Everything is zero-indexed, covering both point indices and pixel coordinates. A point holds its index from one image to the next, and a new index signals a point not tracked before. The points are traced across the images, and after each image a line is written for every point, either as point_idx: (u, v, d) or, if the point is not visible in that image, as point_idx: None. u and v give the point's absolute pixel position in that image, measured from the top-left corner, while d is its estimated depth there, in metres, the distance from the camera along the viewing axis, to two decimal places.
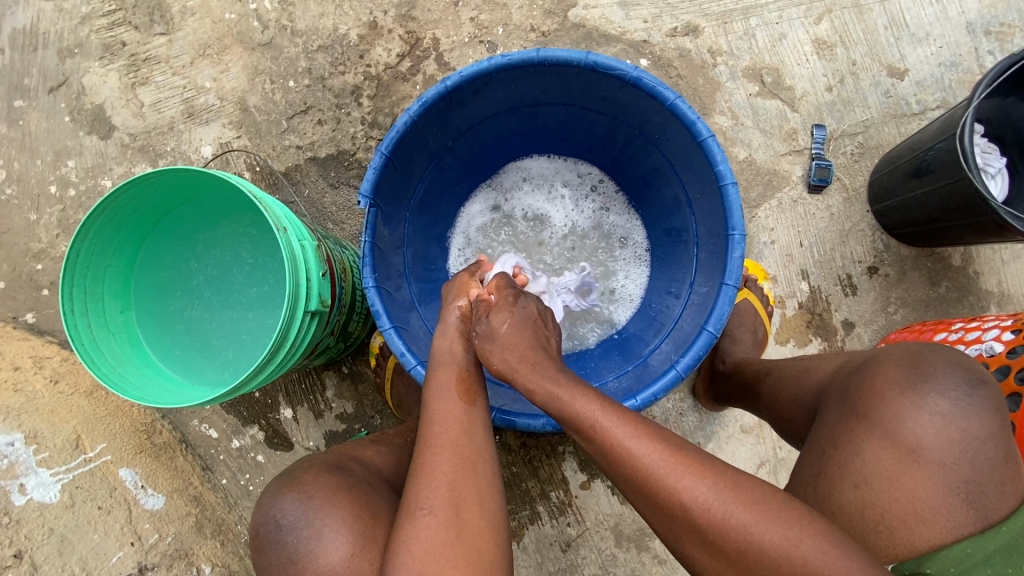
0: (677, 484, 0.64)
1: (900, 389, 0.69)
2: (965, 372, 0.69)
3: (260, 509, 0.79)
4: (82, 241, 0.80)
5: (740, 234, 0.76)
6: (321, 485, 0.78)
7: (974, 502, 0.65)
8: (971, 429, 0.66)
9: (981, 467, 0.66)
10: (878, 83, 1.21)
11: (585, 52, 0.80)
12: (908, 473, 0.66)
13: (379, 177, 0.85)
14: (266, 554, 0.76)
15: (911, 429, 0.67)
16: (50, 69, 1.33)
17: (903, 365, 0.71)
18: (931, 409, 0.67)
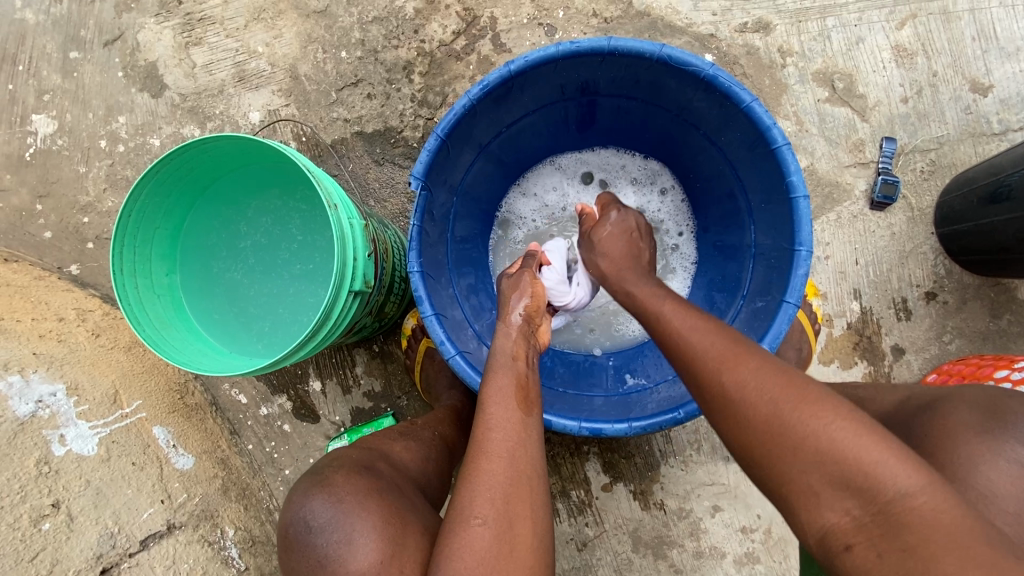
0: (724, 376, 0.63)
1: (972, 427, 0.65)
2: None
3: (290, 509, 0.77)
4: (137, 199, 0.80)
5: (808, 251, 0.72)
6: (351, 488, 0.76)
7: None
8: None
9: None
10: (959, 98, 1.14)
11: (660, 44, 0.76)
12: None
13: (432, 160, 0.83)
14: (296, 552, 0.75)
15: (986, 475, 0.62)
16: (106, 23, 1.33)
17: (977, 408, 0.67)
18: (1007, 456, 0.62)
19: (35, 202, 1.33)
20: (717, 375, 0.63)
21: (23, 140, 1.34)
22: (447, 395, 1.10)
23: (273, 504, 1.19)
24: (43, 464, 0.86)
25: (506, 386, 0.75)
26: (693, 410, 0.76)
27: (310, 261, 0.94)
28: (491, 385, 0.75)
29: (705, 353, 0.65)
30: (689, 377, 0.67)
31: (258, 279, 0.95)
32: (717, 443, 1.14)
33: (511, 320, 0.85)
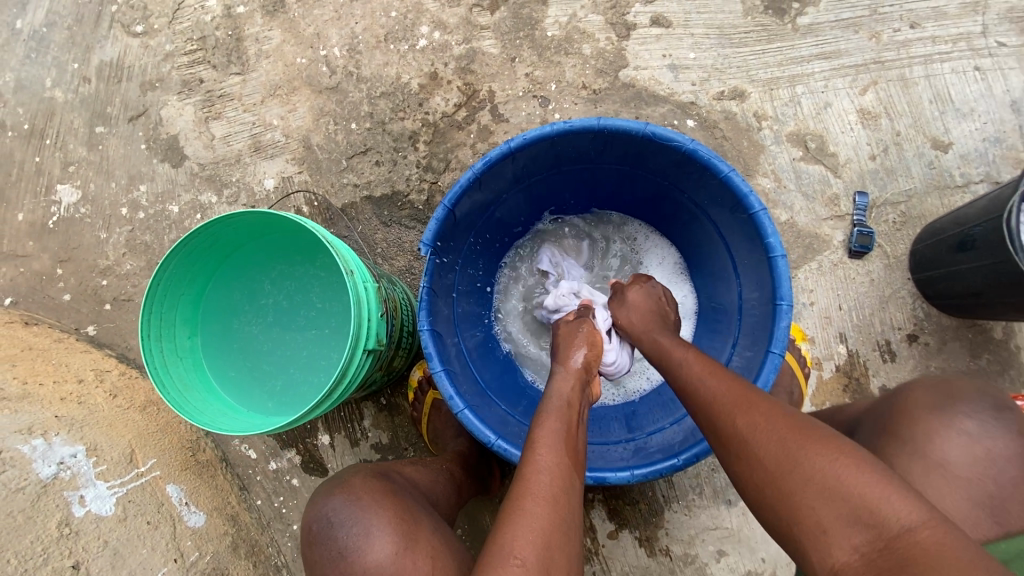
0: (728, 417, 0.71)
1: (929, 408, 0.80)
2: (992, 402, 0.79)
3: (313, 508, 0.86)
4: (165, 270, 0.86)
5: (788, 305, 0.80)
6: (367, 487, 0.85)
7: (996, 514, 0.72)
8: (994, 449, 0.75)
9: (1006, 485, 0.73)
10: (923, 154, 1.24)
11: (644, 123, 0.86)
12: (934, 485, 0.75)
13: (441, 227, 0.90)
14: (317, 549, 0.83)
15: (940, 447, 0.76)
16: (132, 100, 1.43)
17: (934, 390, 0.82)
18: (959, 429, 0.77)
19: (55, 266, 1.39)
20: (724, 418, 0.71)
21: (48, 209, 1.42)
22: (454, 444, 1.15)
23: (281, 559, 1.22)
24: (64, 526, 0.87)
25: (556, 432, 0.76)
26: (690, 456, 0.82)
27: (328, 324, 1.00)
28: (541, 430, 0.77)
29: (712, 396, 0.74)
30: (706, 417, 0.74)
31: (277, 342, 1.00)
32: (719, 487, 1.17)
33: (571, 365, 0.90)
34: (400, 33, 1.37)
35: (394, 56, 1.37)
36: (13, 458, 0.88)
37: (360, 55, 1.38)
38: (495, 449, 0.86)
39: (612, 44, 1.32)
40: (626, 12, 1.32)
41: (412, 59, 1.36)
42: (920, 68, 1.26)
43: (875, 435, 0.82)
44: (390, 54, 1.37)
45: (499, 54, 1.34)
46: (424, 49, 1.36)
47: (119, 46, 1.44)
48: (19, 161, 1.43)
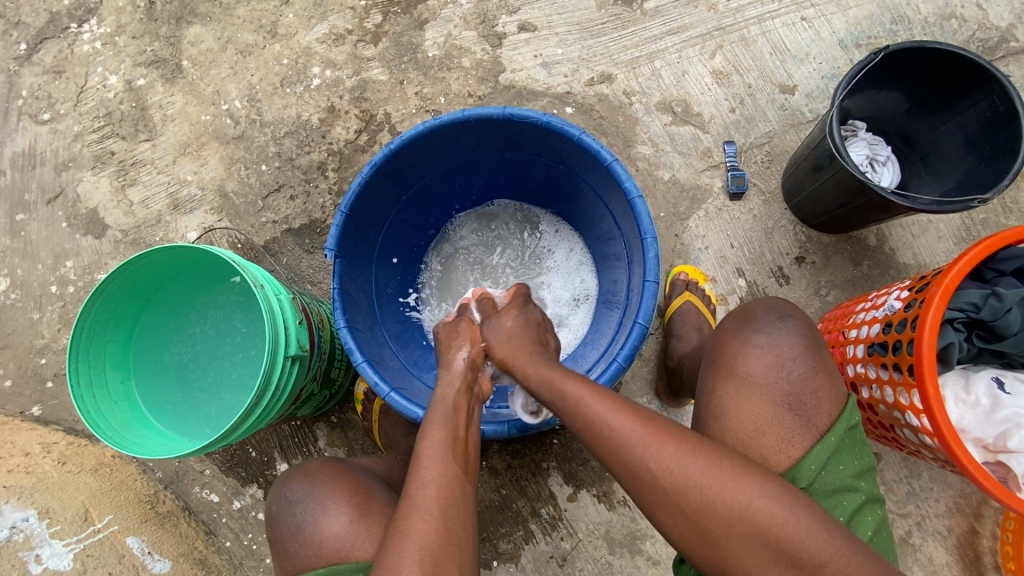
0: (647, 453, 0.73)
1: (734, 335, 0.84)
2: (777, 312, 0.83)
3: (274, 493, 0.89)
4: (86, 320, 0.91)
5: (651, 237, 0.90)
6: (326, 468, 0.90)
7: (797, 411, 0.77)
8: (783, 353, 0.80)
9: (797, 381, 0.78)
10: (774, 99, 1.39)
11: (501, 107, 0.96)
12: (745, 398, 0.79)
13: (342, 232, 0.98)
14: (276, 527, 0.85)
15: (743, 364, 0.80)
16: (47, 183, 1.48)
17: (736, 318, 0.86)
18: (754, 345, 0.81)
19: None
20: (642, 454, 0.73)
21: None
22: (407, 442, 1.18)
23: None
24: None
25: (442, 442, 0.80)
26: None
27: (256, 346, 1.07)
28: (427, 438, 0.81)
29: (627, 438, 0.74)
30: (613, 455, 0.75)
31: (211, 373, 1.06)
32: None
33: (453, 365, 0.93)
34: (294, 77, 1.48)
35: (292, 99, 1.47)
36: None
37: (260, 103, 1.47)
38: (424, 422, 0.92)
39: (488, 53, 1.45)
40: (494, 23, 1.46)
41: (309, 98, 1.47)
42: (756, 27, 1.43)
43: (704, 375, 0.85)
44: (287, 98, 1.47)
45: (388, 79, 1.46)
46: (318, 87, 1.47)
47: (28, 135, 1.50)
48: None
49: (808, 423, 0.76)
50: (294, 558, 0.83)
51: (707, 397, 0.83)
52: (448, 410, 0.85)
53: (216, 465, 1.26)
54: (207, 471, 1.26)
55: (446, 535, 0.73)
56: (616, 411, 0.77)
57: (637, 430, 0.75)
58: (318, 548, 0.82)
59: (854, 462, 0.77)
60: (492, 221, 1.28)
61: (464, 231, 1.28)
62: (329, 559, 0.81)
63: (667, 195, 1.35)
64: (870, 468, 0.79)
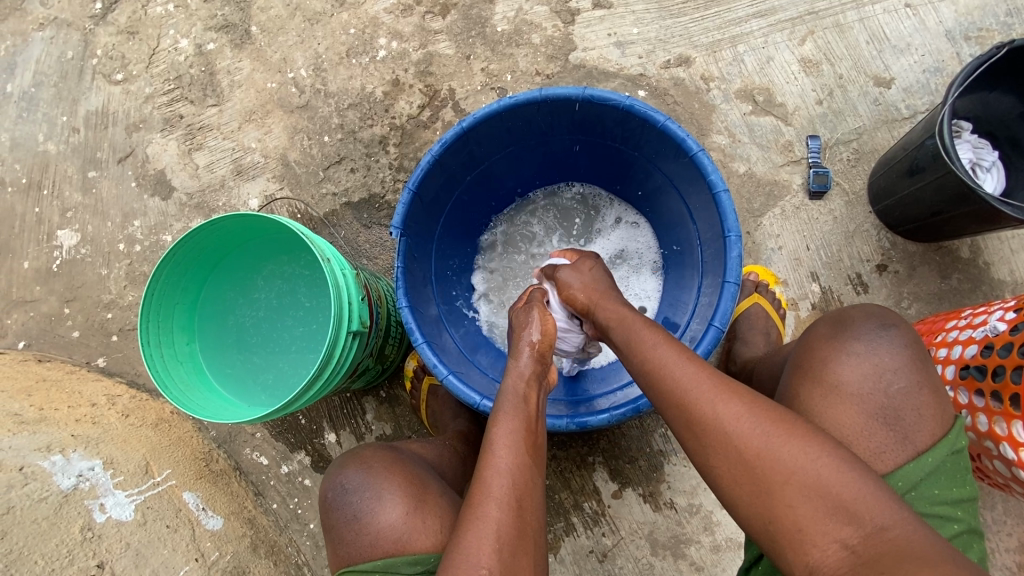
0: (713, 407, 0.71)
1: (826, 339, 0.78)
2: (879, 320, 0.77)
3: (329, 478, 0.90)
4: (157, 280, 0.93)
5: (736, 235, 0.85)
6: (380, 458, 0.90)
7: (894, 426, 0.72)
8: (882, 364, 0.74)
9: (897, 396, 0.72)
10: (866, 93, 1.29)
11: (582, 87, 0.91)
12: (833, 405, 0.74)
13: (408, 210, 0.96)
14: (333, 513, 0.86)
15: (834, 370, 0.75)
16: (119, 143, 1.52)
17: (830, 321, 0.80)
18: (848, 351, 0.75)
19: (62, 306, 1.47)
20: (705, 407, 0.71)
21: (51, 254, 1.49)
22: (455, 424, 1.17)
23: (301, 559, 1.25)
24: (86, 530, 0.93)
25: (518, 430, 0.80)
26: None
27: (316, 319, 1.07)
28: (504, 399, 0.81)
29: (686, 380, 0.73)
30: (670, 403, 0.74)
31: (270, 341, 1.07)
32: None
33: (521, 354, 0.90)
34: (360, 47, 1.45)
35: (357, 69, 1.45)
36: (33, 472, 0.94)
37: (325, 72, 1.46)
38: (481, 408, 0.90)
39: (559, 30, 1.39)
40: None
41: (374, 69, 1.44)
42: (853, 13, 1.32)
43: (788, 377, 0.80)
44: (353, 68, 1.45)
45: (455, 53, 1.42)
46: (384, 59, 1.44)
47: (102, 94, 1.53)
48: (20, 213, 1.52)
49: (905, 440, 0.71)
50: (350, 546, 0.84)
51: (788, 399, 0.78)
52: (519, 399, 0.83)
53: (267, 429, 1.29)
54: (259, 434, 1.29)
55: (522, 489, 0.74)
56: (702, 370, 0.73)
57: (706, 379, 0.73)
58: (375, 538, 0.82)
59: (954, 488, 0.71)
60: (591, 209, 1.23)
61: (561, 202, 1.23)
62: (386, 550, 0.81)
63: (741, 189, 1.28)
64: (970, 497, 0.73)
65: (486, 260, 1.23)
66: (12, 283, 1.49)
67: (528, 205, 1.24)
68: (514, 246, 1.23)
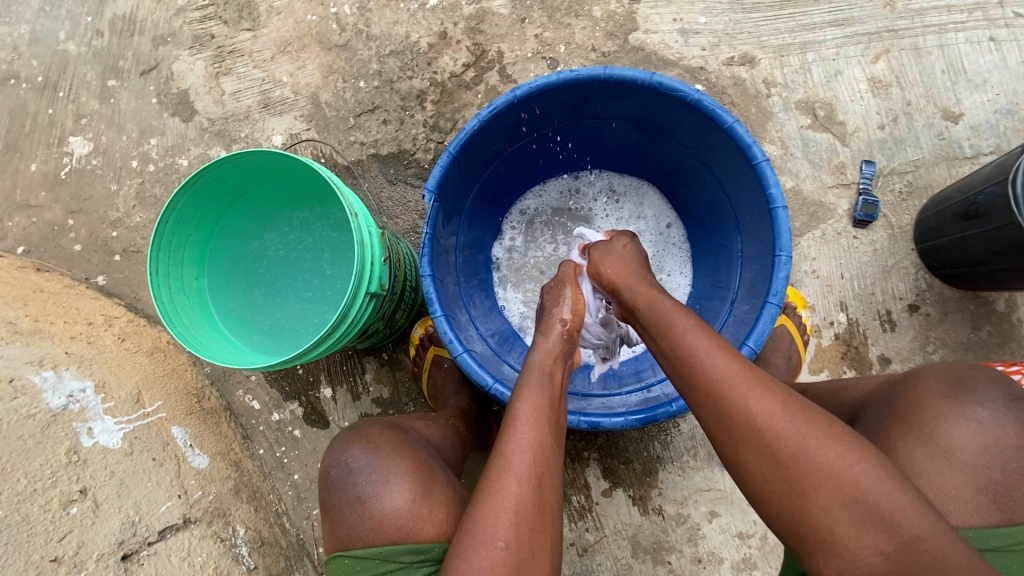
0: (747, 401, 0.67)
1: (942, 398, 0.72)
2: (1008, 390, 0.71)
3: (332, 454, 0.87)
4: (174, 208, 0.88)
5: (787, 257, 0.80)
6: (387, 437, 0.87)
7: (1003, 505, 0.67)
8: (1006, 438, 0.68)
9: (1015, 475, 0.67)
10: (932, 124, 1.23)
11: (650, 73, 0.85)
12: (937, 470, 0.69)
13: (445, 174, 0.90)
14: (337, 492, 0.84)
15: (947, 433, 0.70)
16: (143, 54, 1.44)
17: (945, 378, 0.74)
18: (967, 417, 0.70)
19: (67, 217, 1.42)
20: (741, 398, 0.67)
21: (60, 160, 1.43)
22: (455, 400, 1.15)
23: (282, 507, 1.24)
24: (72, 453, 0.90)
25: (542, 407, 0.79)
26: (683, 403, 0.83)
27: (332, 286, 1.01)
28: (522, 405, 0.78)
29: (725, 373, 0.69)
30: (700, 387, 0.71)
31: (281, 295, 1.03)
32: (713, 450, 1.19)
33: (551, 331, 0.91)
34: None
35: (404, 16, 1.37)
36: (23, 386, 0.91)
37: (370, 13, 1.38)
38: (492, 392, 0.88)
39: (623, 6, 1.31)
40: None
41: (422, 18, 1.36)
42: (934, 38, 1.25)
43: (881, 424, 0.76)
44: (400, 13, 1.37)
45: (510, 14, 1.34)
46: (434, 8, 1.36)
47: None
48: (33, 112, 1.45)
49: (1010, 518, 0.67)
50: (350, 528, 0.82)
51: (878, 446, 0.74)
52: (544, 377, 0.83)
53: (263, 374, 1.27)
54: (254, 377, 1.27)
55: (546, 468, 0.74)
56: (731, 362, 0.70)
57: (739, 374, 0.69)
58: (378, 524, 0.80)
59: None
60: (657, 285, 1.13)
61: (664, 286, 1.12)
62: (388, 538, 0.80)
63: None
64: None
65: (600, 184, 1.18)
66: (17, 184, 1.43)
67: (669, 225, 1.15)
68: (640, 215, 1.16)
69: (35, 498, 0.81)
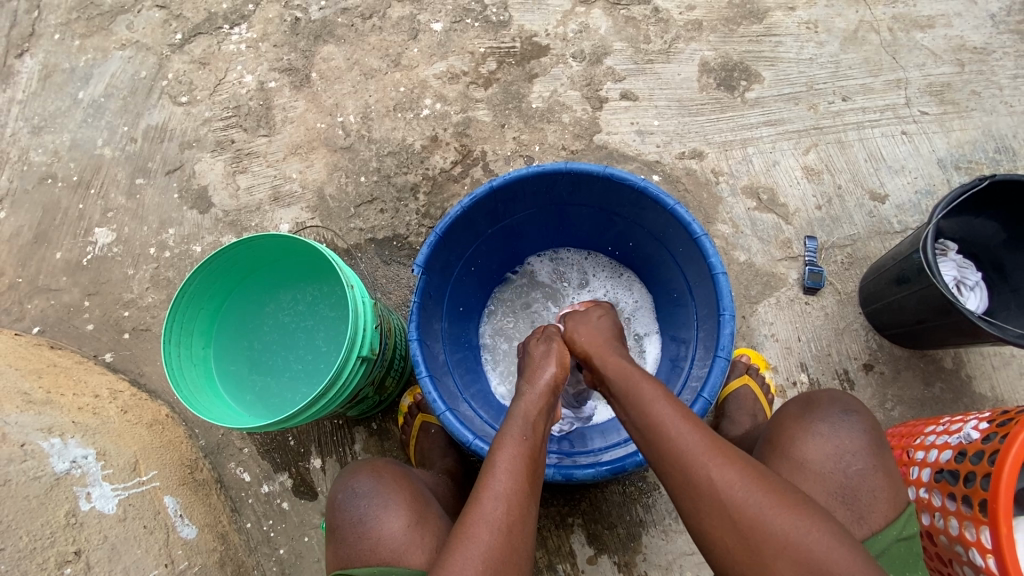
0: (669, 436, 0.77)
1: (797, 419, 0.87)
2: (843, 406, 0.87)
3: (340, 481, 0.94)
4: (191, 284, 0.99)
5: (730, 315, 0.92)
6: (390, 469, 0.95)
7: (850, 505, 0.80)
8: (844, 446, 0.83)
9: (854, 477, 0.81)
10: (862, 204, 1.40)
11: (603, 166, 1.01)
12: (802, 485, 0.82)
13: (431, 252, 1.03)
14: (338, 514, 0.90)
15: (801, 448, 0.84)
16: (170, 157, 1.63)
17: (800, 402, 0.90)
18: (814, 432, 0.85)
19: (83, 299, 1.53)
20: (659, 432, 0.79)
21: (84, 249, 1.57)
22: (442, 464, 1.20)
23: None
24: (70, 516, 0.95)
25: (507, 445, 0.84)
26: None
27: (325, 361, 1.10)
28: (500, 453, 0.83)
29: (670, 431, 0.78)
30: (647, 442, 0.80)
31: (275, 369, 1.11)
32: None
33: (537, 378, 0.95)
34: (407, 104, 1.58)
35: (400, 123, 1.57)
36: (32, 451, 0.97)
37: (372, 121, 1.58)
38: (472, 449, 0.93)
39: (588, 113, 1.52)
40: (599, 87, 1.53)
41: (416, 124, 1.57)
42: (854, 133, 1.46)
43: (764, 452, 0.89)
44: (397, 121, 1.58)
45: (491, 121, 1.55)
46: (427, 116, 1.57)
47: (164, 112, 1.66)
48: (64, 207, 1.61)
49: (862, 519, 0.79)
50: (350, 548, 0.88)
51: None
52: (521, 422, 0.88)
53: (255, 446, 1.30)
54: (246, 449, 1.30)
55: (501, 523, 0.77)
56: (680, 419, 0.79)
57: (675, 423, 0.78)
58: (375, 544, 0.86)
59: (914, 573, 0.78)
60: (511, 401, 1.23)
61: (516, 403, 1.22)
62: (382, 559, 0.85)
63: (739, 276, 1.36)
64: None
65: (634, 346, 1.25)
66: (40, 271, 1.56)
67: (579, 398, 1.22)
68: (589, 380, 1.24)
69: (33, 557, 0.87)
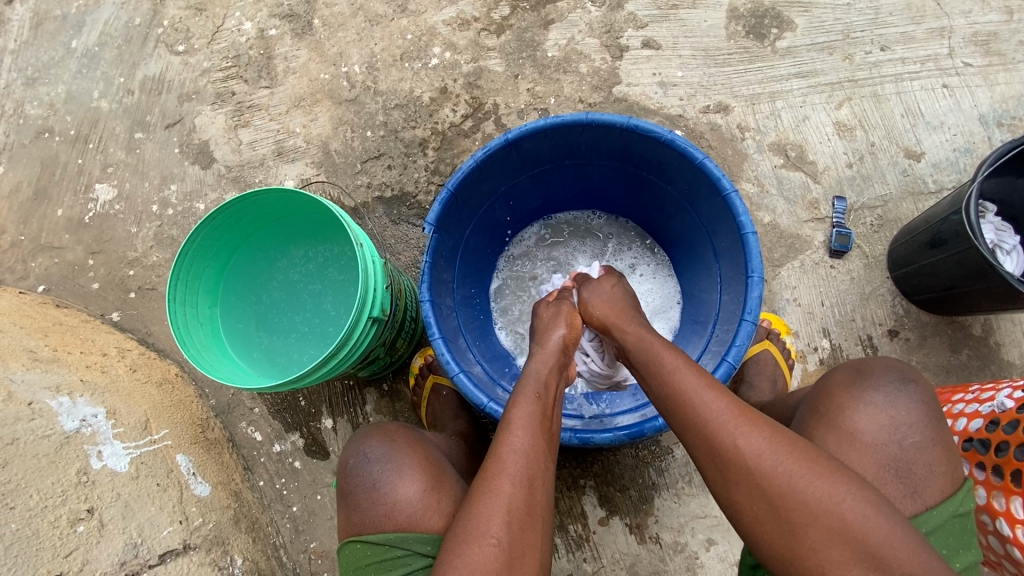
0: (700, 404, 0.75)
1: (845, 387, 0.84)
2: (900, 374, 0.83)
3: (351, 446, 0.93)
4: (196, 239, 0.95)
5: (759, 277, 0.88)
6: (404, 435, 0.93)
7: (905, 479, 0.76)
8: (899, 417, 0.79)
9: (910, 449, 0.77)
10: (896, 162, 1.33)
11: (627, 116, 0.95)
12: (850, 453, 0.79)
13: (443, 208, 0.98)
14: (350, 480, 0.89)
15: (851, 417, 0.80)
16: (169, 109, 1.57)
17: (850, 370, 0.86)
18: (866, 401, 0.81)
19: (87, 257, 1.50)
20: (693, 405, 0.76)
21: (85, 206, 1.53)
22: (454, 425, 1.19)
23: (279, 540, 1.25)
24: (82, 474, 0.95)
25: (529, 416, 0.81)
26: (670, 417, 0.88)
27: (334, 324, 1.08)
28: (518, 409, 0.82)
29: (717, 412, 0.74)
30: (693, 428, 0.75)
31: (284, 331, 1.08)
32: None
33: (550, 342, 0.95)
34: (415, 53, 1.50)
35: (407, 73, 1.49)
36: (40, 410, 0.97)
37: (378, 71, 1.50)
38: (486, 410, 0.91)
39: (606, 63, 1.43)
40: (619, 35, 1.44)
41: (424, 75, 1.49)
42: (891, 86, 1.37)
43: (805, 421, 0.85)
44: (404, 71, 1.49)
45: (504, 71, 1.46)
46: (435, 66, 1.49)
47: (161, 62, 1.58)
48: (63, 162, 1.56)
49: (915, 494, 0.75)
50: (363, 514, 0.87)
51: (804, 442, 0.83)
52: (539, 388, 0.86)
53: (266, 405, 1.30)
54: (257, 409, 1.30)
55: (529, 505, 0.75)
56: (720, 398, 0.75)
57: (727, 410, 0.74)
58: (390, 509, 0.85)
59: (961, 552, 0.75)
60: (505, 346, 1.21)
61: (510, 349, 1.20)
62: (398, 524, 0.84)
63: (763, 238, 1.31)
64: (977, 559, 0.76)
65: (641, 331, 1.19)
66: (43, 228, 1.53)
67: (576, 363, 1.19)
68: None
69: (45, 515, 0.87)
